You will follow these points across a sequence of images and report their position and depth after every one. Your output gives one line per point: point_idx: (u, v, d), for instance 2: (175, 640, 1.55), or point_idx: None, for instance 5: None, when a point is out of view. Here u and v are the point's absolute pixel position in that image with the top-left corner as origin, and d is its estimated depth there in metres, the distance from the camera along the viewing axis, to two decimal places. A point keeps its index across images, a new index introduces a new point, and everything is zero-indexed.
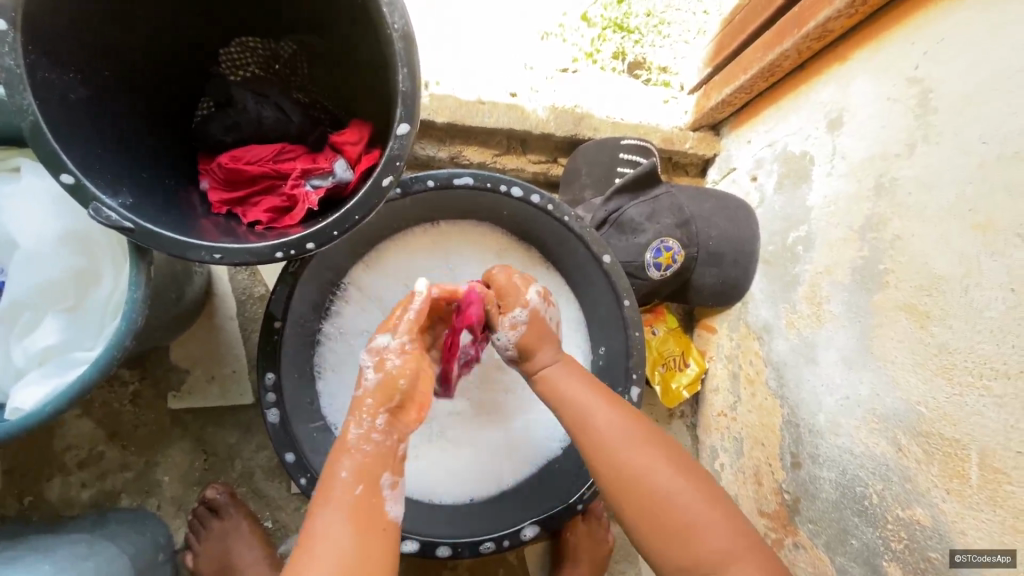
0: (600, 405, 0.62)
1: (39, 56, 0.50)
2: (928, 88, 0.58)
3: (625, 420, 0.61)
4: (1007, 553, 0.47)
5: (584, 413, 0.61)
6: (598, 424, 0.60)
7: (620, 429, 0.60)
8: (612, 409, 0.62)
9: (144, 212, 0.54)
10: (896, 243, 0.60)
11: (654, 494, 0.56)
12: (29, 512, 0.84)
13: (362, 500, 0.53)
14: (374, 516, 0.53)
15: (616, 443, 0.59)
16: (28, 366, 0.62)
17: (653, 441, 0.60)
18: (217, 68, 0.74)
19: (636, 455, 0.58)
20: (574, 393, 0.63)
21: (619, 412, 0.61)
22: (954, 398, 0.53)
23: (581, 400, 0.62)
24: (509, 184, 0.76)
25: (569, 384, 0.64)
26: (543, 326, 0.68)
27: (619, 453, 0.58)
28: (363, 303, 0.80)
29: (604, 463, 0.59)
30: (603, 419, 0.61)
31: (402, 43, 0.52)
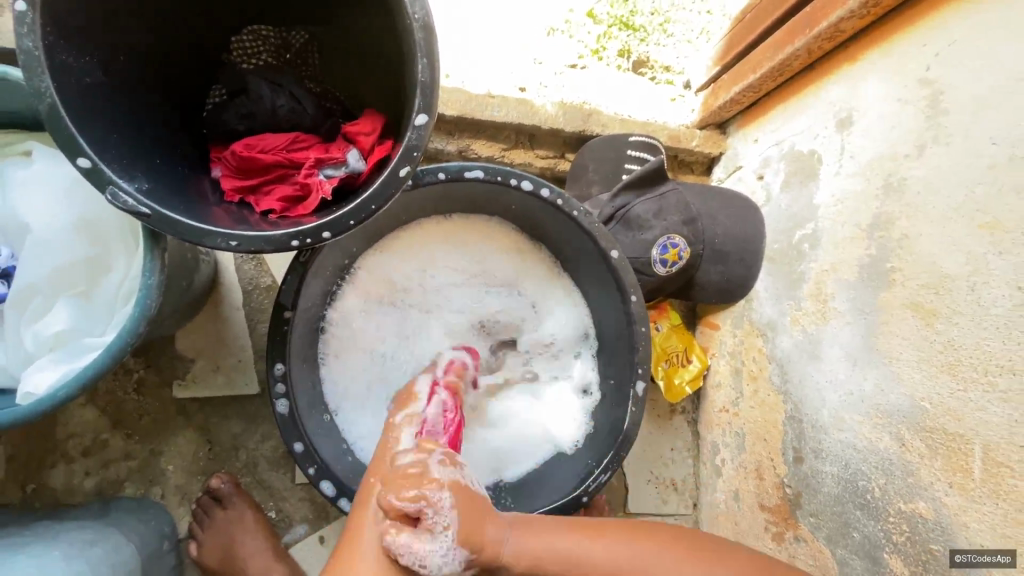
0: (593, 547, 0.51)
1: (58, 39, 0.49)
2: (938, 90, 0.59)
3: (622, 541, 0.52)
4: (1007, 553, 0.49)
5: (586, 563, 0.50)
6: (608, 566, 0.50)
7: (630, 556, 0.51)
8: (611, 545, 0.51)
9: (159, 198, 0.54)
10: (903, 242, 0.61)
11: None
12: (31, 500, 0.83)
13: (386, 566, 0.46)
14: (398, 572, 0.46)
15: (639, 572, 0.50)
16: (36, 353, 0.62)
17: (655, 538, 0.53)
18: (228, 56, 0.74)
19: (659, 567, 0.50)
20: (560, 546, 0.51)
21: (614, 539, 0.52)
22: (958, 394, 0.54)
23: (575, 554, 0.50)
24: (518, 178, 0.73)
25: (550, 540, 0.51)
26: (474, 500, 0.50)
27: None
28: (371, 285, 0.82)
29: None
30: (604, 558, 0.50)
31: (422, 34, 0.52)
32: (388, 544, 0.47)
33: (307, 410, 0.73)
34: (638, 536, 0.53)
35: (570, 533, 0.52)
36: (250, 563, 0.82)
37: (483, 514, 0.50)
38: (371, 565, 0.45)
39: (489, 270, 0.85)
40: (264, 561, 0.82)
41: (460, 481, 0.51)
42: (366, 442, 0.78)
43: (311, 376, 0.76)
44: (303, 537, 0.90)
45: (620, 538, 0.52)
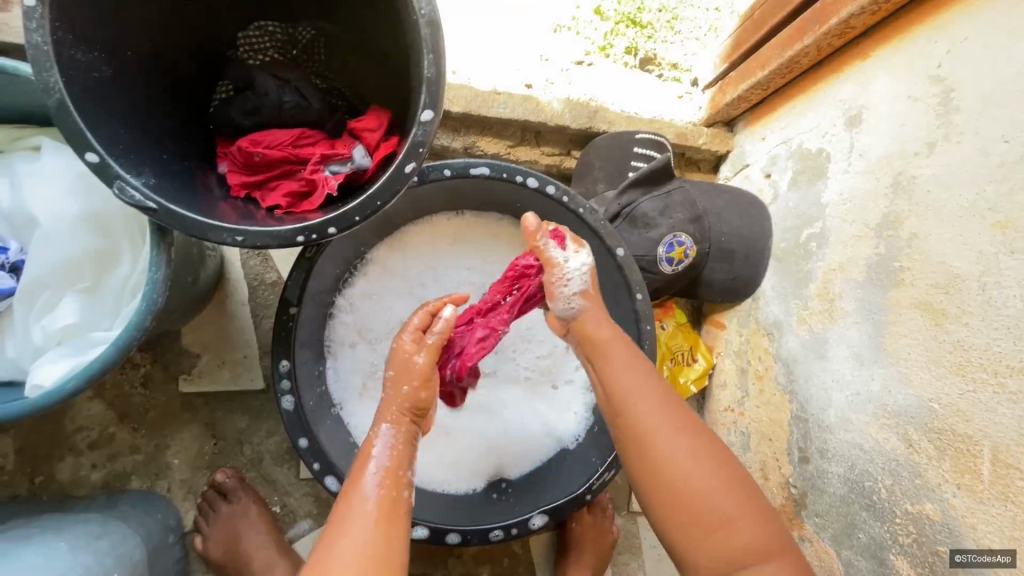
0: (640, 383, 0.57)
1: (66, 33, 0.49)
2: (949, 87, 0.58)
3: (661, 402, 0.56)
4: (1006, 553, 0.49)
5: (621, 393, 0.57)
6: (638, 404, 0.56)
7: (656, 416, 0.55)
8: (653, 393, 0.56)
9: (165, 193, 0.54)
10: (912, 241, 0.61)
11: (682, 488, 0.52)
12: (39, 492, 0.84)
13: (381, 512, 0.50)
14: (396, 513, 0.51)
15: (655, 431, 0.54)
16: (45, 345, 0.63)
17: (690, 429, 0.55)
18: (235, 52, 0.74)
19: (670, 445, 0.53)
20: (617, 365, 0.59)
21: (660, 397, 0.56)
22: (968, 395, 0.53)
23: (618, 378, 0.58)
24: (524, 175, 0.74)
25: (616, 356, 0.59)
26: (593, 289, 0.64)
27: (657, 440, 0.53)
28: (380, 276, 0.82)
29: (639, 449, 0.54)
30: (643, 395, 0.56)
31: (428, 29, 0.52)
32: (392, 486, 0.52)
33: (312, 405, 0.73)
34: (677, 411, 0.56)
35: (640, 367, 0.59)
36: (254, 557, 0.82)
37: (599, 304, 0.63)
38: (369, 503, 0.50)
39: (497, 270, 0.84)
40: (268, 555, 0.83)
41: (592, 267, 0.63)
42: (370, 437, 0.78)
43: (315, 372, 0.76)
44: (307, 532, 0.90)
45: (662, 400, 0.56)
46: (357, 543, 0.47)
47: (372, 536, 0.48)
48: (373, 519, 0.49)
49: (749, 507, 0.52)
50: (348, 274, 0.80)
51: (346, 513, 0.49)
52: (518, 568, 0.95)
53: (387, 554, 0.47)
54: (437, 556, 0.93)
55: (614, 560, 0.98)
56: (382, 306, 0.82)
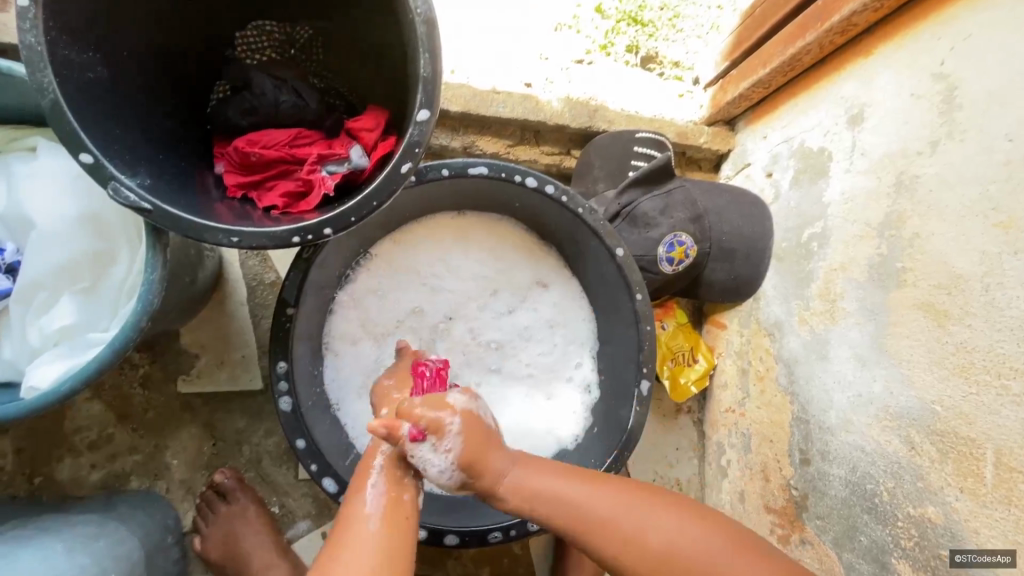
0: (597, 497, 0.55)
1: (60, 33, 0.49)
2: (952, 84, 0.58)
3: (627, 500, 0.55)
4: (1007, 554, 0.48)
5: (583, 511, 0.54)
6: (608, 517, 0.54)
7: (633, 509, 0.54)
8: (616, 495, 0.55)
9: (161, 194, 0.54)
10: (915, 241, 0.60)
11: (690, 563, 0.51)
12: (39, 492, 0.84)
13: (387, 521, 0.51)
14: (400, 513, 0.53)
15: (637, 526, 0.53)
16: (43, 347, 0.62)
17: (669, 505, 0.55)
18: (232, 52, 0.73)
19: (659, 527, 0.53)
20: (563, 493, 0.55)
21: (620, 492, 0.55)
22: (971, 397, 0.53)
23: (574, 505, 0.55)
24: (522, 175, 0.73)
25: (552, 484, 0.56)
26: (481, 432, 0.55)
27: (644, 531, 0.53)
28: (382, 274, 0.82)
29: (631, 551, 0.52)
30: (588, 502, 0.54)
31: (424, 28, 0.51)
32: (393, 488, 0.54)
33: (310, 405, 0.73)
34: (643, 496, 0.55)
35: (561, 475, 0.57)
36: (253, 558, 0.82)
37: (484, 441, 0.54)
38: (373, 522, 0.51)
39: (498, 271, 0.85)
40: (267, 556, 0.82)
41: (471, 410, 0.55)
42: (368, 437, 0.78)
43: (313, 373, 0.75)
44: (306, 532, 0.90)
45: (624, 497, 0.55)
46: (369, 548, 0.49)
47: (377, 543, 0.49)
48: (380, 524, 0.51)
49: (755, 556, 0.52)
50: (349, 271, 0.80)
51: (349, 527, 0.50)
52: (517, 569, 0.95)
53: (397, 553, 0.50)
54: (436, 557, 0.93)
55: None
56: (382, 304, 0.81)
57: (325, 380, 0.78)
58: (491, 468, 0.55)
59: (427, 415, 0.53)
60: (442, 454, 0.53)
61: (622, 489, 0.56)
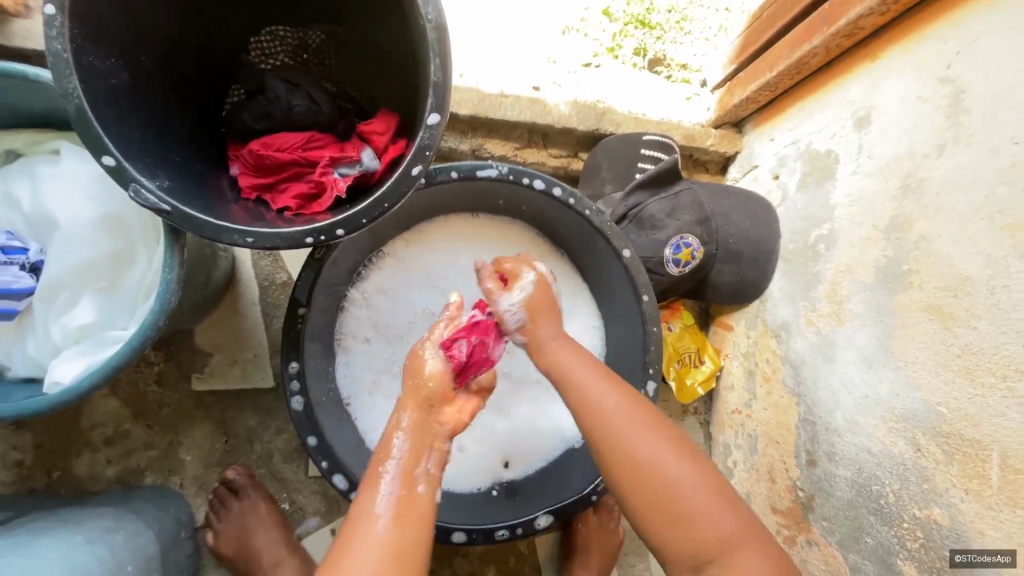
0: (602, 387, 0.60)
1: (84, 41, 0.51)
2: (959, 88, 0.58)
3: (628, 405, 0.59)
4: (1007, 554, 0.49)
5: (585, 395, 0.60)
6: (606, 410, 0.58)
7: (626, 415, 0.58)
8: (647, 424, 0.57)
9: (179, 196, 0.55)
10: (921, 244, 0.60)
11: (654, 481, 0.54)
12: (57, 486, 0.86)
13: (399, 518, 0.50)
14: (412, 513, 0.51)
15: (626, 432, 0.57)
16: (64, 344, 0.64)
17: (662, 430, 0.57)
18: (247, 56, 0.75)
19: (641, 441, 0.56)
20: (576, 368, 0.62)
21: (632, 403, 0.59)
22: (977, 400, 0.53)
23: (584, 380, 0.61)
24: (531, 177, 0.74)
25: (573, 360, 0.63)
26: (550, 300, 0.68)
27: (630, 440, 0.56)
28: (393, 272, 0.83)
29: (612, 450, 0.57)
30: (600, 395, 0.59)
31: (435, 34, 0.52)
32: (405, 487, 0.52)
33: (322, 404, 0.74)
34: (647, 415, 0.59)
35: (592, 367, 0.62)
36: (264, 553, 0.83)
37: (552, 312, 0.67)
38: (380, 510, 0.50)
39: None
40: (276, 553, 0.84)
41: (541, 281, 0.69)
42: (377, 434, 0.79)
43: (325, 370, 0.77)
44: (316, 528, 0.92)
45: (626, 401, 0.59)
46: (376, 549, 0.48)
47: (386, 541, 0.49)
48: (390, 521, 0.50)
49: (722, 504, 0.54)
50: (361, 269, 0.81)
51: (359, 517, 0.50)
52: (524, 567, 0.96)
53: (405, 556, 0.48)
54: (443, 555, 0.94)
55: (621, 561, 0.98)
56: (393, 303, 0.82)
57: (337, 374, 0.79)
58: (540, 329, 0.66)
59: (513, 266, 0.69)
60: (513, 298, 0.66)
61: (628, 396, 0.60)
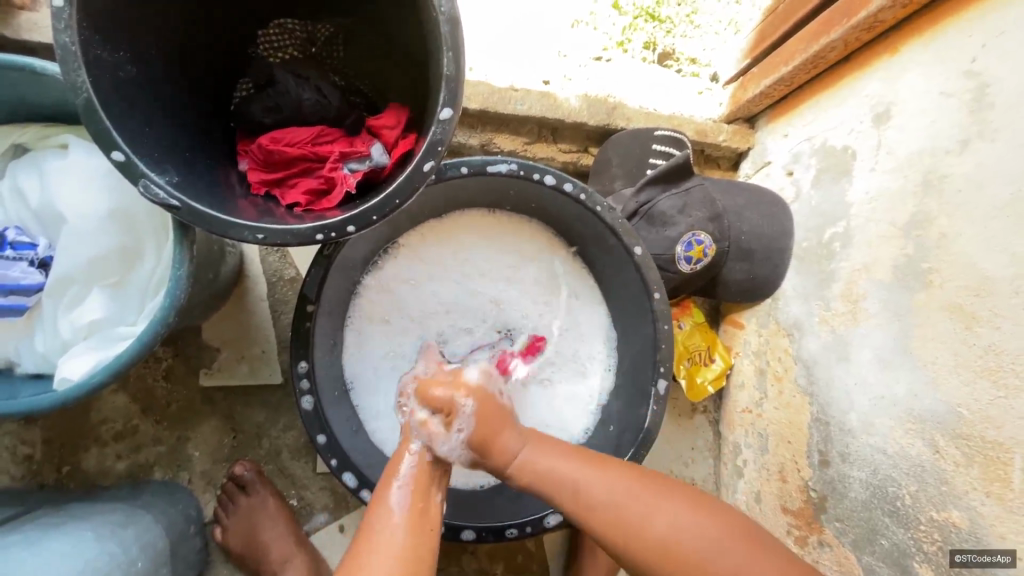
0: (604, 477, 0.55)
1: (93, 34, 0.50)
2: (985, 82, 0.56)
3: (625, 481, 0.54)
4: (1007, 554, 0.50)
5: (587, 493, 0.54)
6: (611, 499, 0.53)
7: (633, 492, 0.54)
8: (617, 478, 0.54)
9: (188, 191, 0.54)
10: (942, 242, 0.59)
11: (686, 552, 0.51)
12: (67, 481, 0.86)
13: (412, 525, 0.51)
14: (424, 523, 0.52)
15: (632, 511, 0.52)
16: (73, 340, 0.64)
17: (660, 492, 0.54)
18: (255, 50, 0.74)
19: (658, 517, 0.52)
20: (563, 468, 0.55)
21: (613, 473, 0.55)
22: (999, 401, 0.52)
23: (575, 483, 0.54)
24: (541, 173, 0.72)
25: (554, 461, 0.56)
26: (496, 410, 0.58)
27: (641, 521, 0.52)
28: (409, 262, 0.83)
29: (621, 533, 0.52)
30: (565, 467, 0.55)
31: (448, 27, 0.51)
32: (419, 500, 0.54)
33: (330, 401, 0.73)
34: (643, 485, 0.55)
35: (568, 455, 0.57)
36: (274, 549, 0.84)
37: (496, 407, 0.58)
38: (397, 517, 0.52)
39: (529, 275, 0.85)
40: (285, 549, 0.84)
41: (485, 391, 0.59)
42: (379, 423, 0.79)
43: (333, 367, 0.76)
44: (324, 525, 0.91)
45: (629, 479, 0.55)
46: (390, 552, 0.49)
47: (402, 542, 0.50)
48: (404, 527, 0.51)
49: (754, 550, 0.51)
50: (373, 261, 0.81)
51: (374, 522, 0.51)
52: (531, 565, 0.96)
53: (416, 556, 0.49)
54: (451, 553, 0.94)
55: None
56: (415, 293, 0.82)
57: (346, 353, 0.79)
58: (501, 448, 0.56)
59: (442, 397, 0.58)
60: (455, 437, 0.56)
61: (590, 459, 0.57)
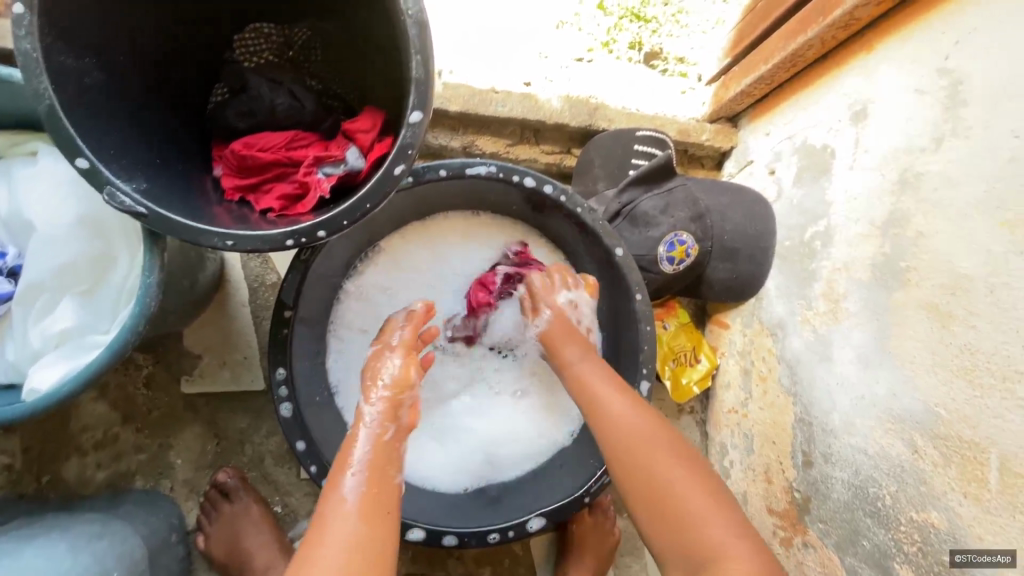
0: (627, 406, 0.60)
1: (55, 40, 0.50)
2: (958, 79, 0.56)
3: (648, 417, 0.58)
4: (1008, 554, 0.48)
5: (607, 415, 0.59)
6: (621, 425, 0.58)
7: (641, 428, 0.57)
8: (634, 411, 0.59)
9: (157, 198, 0.54)
10: (918, 241, 0.59)
11: (661, 489, 0.53)
12: (46, 491, 0.85)
13: (366, 514, 0.49)
14: (377, 513, 0.50)
15: (635, 439, 0.56)
16: (44, 349, 0.63)
17: (669, 438, 0.56)
18: (231, 54, 0.74)
19: (652, 453, 0.55)
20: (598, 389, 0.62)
21: (638, 407, 0.59)
22: (976, 401, 0.52)
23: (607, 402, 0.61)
24: (521, 174, 0.72)
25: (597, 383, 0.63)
26: (568, 329, 0.70)
27: (638, 449, 0.55)
28: (389, 267, 0.82)
29: (620, 456, 0.56)
30: (602, 389, 0.62)
31: (416, 29, 0.51)
32: (372, 488, 0.52)
33: (309, 407, 0.73)
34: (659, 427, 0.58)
35: (611, 385, 0.63)
36: (256, 557, 0.83)
37: (571, 332, 0.70)
38: (350, 502, 0.50)
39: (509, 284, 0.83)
40: (268, 556, 0.83)
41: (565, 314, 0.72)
42: None
43: (313, 373, 0.75)
44: (308, 531, 0.91)
45: (645, 416, 0.58)
46: (339, 543, 0.47)
47: (352, 534, 0.48)
48: (357, 516, 0.49)
49: (727, 511, 0.51)
50: (355, 265, 0.81)
51: (327, 510, 0.49)
52: (519, 569, 0.95)
53: (370, 551, 0.47)
54: (437, 558, 0.93)
55: (617, 562, 0.97)
56: (395, 300, 0.82)
57: (329, 358, 0.79)
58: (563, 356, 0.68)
59: (544, 297, 0.73)
60: (540, 323, 0.72)
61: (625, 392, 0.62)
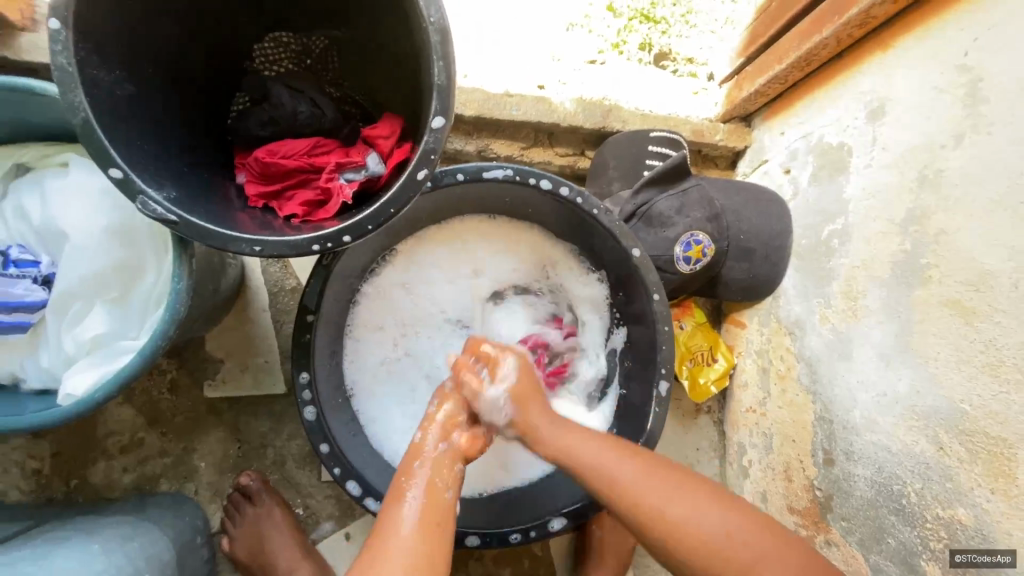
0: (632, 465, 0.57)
1: (88, 54, 0.51)
2: (978, 76, 0.56)
3: (660, 474, 0.56)
4: (1007, 554, 0.50)
5: (613, 478, 0.56)
6: (634, 485, 0.55)
7: (660, 487, 0.55)
8: (645, 470, 0.56)
9: (186, 205, 0.55)
10: (939, 237, 0.59)
11: (699, 538, 0.52)
12: (75, 494, 0.87)
13: (425, 525, 0.52)
14: (438, 527, 0.52)
15: (653, 498, 0.54)
16: (77, 355, 0.65)
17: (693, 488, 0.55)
18: (251, 64, 0.75)
19: (678, 506, 0.53)
20: (591, 451, 0.58)
21: (647, 465, 0.57)
22: (1002, 397, 0.51)
23: (602, 463, 0.57)
24: (537, 177, 0.72)
25: (588, 446, 0.59)
26: (531, 383, 0.66)
27: (662, 509, 0.53)
28: (405, 269, 0.83)
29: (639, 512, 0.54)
30: (598, 453, 0.58)
31: (438, 36, 0.52)
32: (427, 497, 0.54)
33: (332, 410, 0.74)
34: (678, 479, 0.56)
35: (605, 445, 0.59)
36: (280, 559, 0.84)
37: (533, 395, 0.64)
38: (408, 523, 0.52)
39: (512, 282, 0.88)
40: (292, 557, 0.84)
41: (526, 359, 0.69)
42: (380, 430, 0.80)
43: (335, 376, 0.76)
44: (330, 533, 0.92)
45: (658, 474, 0.56)
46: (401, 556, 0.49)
47: (414, 548, 0.50)
48: (416, 533, 0.51)
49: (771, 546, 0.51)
50: (373, 266, 0.82)
51: (387, 526, 0.51)
52: (538, 570, 0.95)
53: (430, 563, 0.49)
54: (457, 559, 0.94)
55: (636, 562, 0.97)
56: (412, 296, 0.84)
57: (347, 361, 0.80)
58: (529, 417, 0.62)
59: (494, 351, 0.67)
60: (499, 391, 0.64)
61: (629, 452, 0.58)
